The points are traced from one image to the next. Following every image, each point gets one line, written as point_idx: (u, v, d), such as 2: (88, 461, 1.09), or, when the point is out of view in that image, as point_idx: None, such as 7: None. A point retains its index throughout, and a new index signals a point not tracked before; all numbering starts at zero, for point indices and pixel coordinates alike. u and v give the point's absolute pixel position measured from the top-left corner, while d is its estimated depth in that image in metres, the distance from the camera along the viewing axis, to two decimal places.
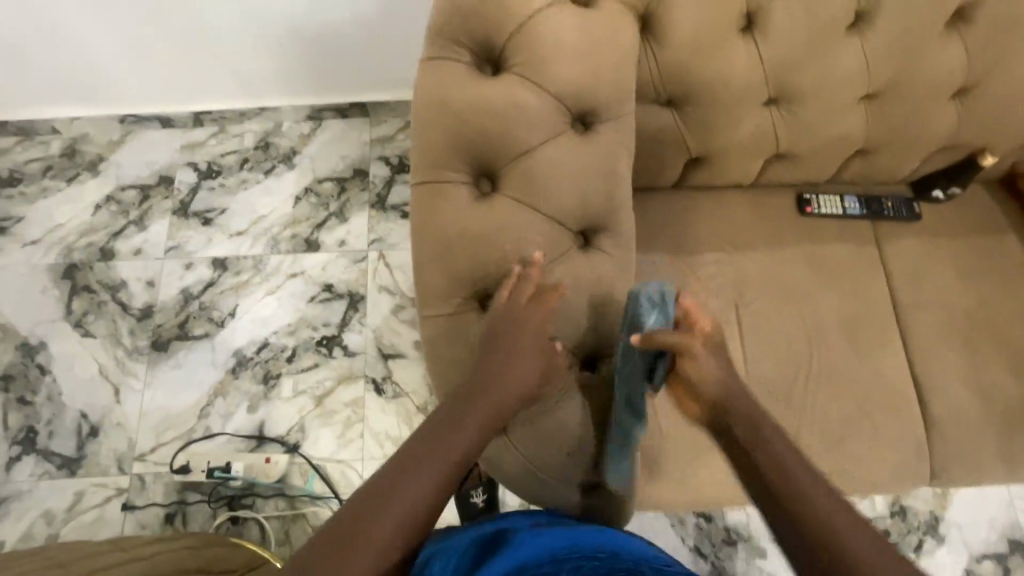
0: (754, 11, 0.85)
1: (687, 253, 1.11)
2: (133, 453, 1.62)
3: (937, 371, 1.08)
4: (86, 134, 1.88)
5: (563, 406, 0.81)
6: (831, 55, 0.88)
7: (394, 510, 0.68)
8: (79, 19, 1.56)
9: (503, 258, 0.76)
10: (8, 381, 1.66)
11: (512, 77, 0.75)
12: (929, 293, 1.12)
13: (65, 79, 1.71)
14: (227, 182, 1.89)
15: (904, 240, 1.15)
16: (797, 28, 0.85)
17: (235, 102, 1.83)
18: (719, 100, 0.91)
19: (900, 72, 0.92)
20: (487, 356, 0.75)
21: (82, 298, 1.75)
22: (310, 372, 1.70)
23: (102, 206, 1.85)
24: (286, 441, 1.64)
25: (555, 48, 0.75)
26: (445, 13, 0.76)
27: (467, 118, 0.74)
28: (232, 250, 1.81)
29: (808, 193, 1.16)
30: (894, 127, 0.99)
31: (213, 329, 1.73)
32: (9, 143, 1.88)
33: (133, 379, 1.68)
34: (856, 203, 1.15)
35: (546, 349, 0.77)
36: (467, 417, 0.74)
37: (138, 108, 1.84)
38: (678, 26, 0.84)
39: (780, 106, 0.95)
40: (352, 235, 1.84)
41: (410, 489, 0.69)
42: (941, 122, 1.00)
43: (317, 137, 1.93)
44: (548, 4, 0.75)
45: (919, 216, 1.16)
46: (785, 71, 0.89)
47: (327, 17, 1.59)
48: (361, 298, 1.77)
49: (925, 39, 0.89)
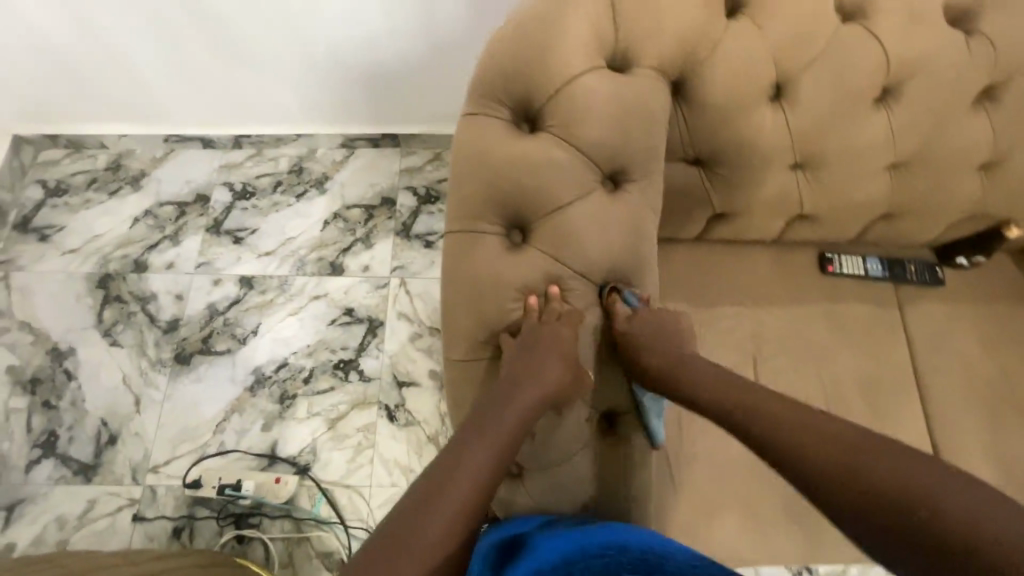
0: (783, 81, 0.87)
1: (707, 305, 1.12)
2: (148, 464, 1.65)
3: (959, 441, 1.06)
4: (131, 150, 1.97)
5: (578, 460, 0.83)
6: (859, 125, 0.90)
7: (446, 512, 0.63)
8: (135, 47, 1.65)
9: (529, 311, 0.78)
10: (35, 384, 1.71)
11: (548, 136, 0.79)
12: (951, 360, 1.11)
13: (118, 99, 1.81)
14: (260, 203, 1.95)
15: (927, 305, 1.15)
16: (827, 100, 0.87)
17: (275, 128, 1.92)
18: (746, 163, 0.93)
19: (927, 145, 0.93)
20: (513, 371, 0.75)
21: (113, 307, 1.81)
22: (325, 395, 1.72)
23: (140, 220, 1.92)
24: (298, 462, 1.65)
25: (591, 111, 0.78)
26: (487, 73, 0.81)
27: (503, 173, 0.78)
28: (260, 269, 1.87)
29: (830, 253, 1.17)
30: (920, 196, 1.01)
31: (235, 346, 1.77)
32: (59, 155, 1.98)
33: (154, 390, 1.72)
34: (877, 265, 1.16)
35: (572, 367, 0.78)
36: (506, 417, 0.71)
37: (183, 129, 1.93)
38: (710, 92, 0.85)
39: (806, 171, 0.97)
40: (376, 261, 1.89)
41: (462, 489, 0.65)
42: (967, 193, 1.01)
43: (349, 165, 2.00)
44: (586, 70, 0.78)
45: (942, 281, 1.16)
46: (812, 139, 0.91)
47: (369, 55, 1.67)
48: (380, 324, 1.81)
49: (955, 114, 0.90)
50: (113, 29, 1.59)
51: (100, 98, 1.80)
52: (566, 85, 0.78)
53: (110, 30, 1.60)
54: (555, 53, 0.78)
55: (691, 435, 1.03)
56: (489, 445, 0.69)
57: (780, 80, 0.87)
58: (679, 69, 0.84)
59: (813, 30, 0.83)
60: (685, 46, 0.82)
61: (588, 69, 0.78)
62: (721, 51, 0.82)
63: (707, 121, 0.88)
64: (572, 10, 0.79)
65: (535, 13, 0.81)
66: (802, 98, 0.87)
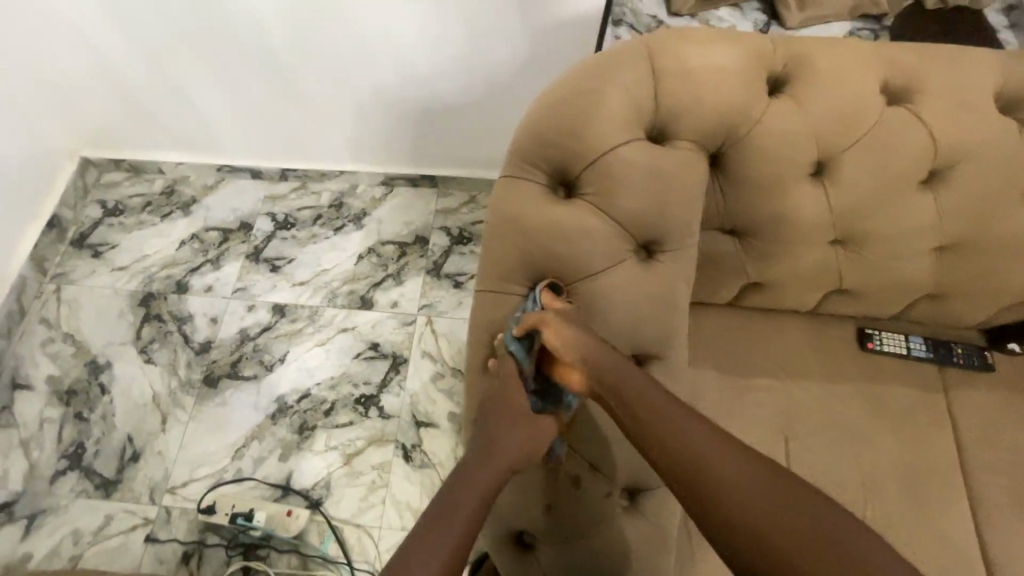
0: (825, 160, 0.86)
1: (737, 375, 1.08)
2: (166, 484, 1.67)
3: (1008, 545, 0.98)
4: (186, 177, 2.09)
5: (599, 538, 0.80)
6: (902, 207, 0.88)
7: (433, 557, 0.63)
8: (200, 85, 1.76)
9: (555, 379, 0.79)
10: (70, 396, 1.77)
11: (584, 204, 0.80)
12: (1001, 454, 1.04)
13: (180, 131, 1.93)
14: (299, 235, 2.02)
15: (974, 392, 1.09)
16: (869, 180, 0.86)
17: (320, 164, 2.01)
18: (782, 237, 0.92)
19: (975, 231, 0.90)
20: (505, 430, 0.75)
21: (151, 326, 1.87)
22: (344, 429, 1.72)
23: (186, 243, 2.01)
24: (311, 495, 1.65)
25: (626, 183, 0.79)
26: (527, 138, 0.83)
27: (536, 238, 0.79)
28: (293, 297, 1.92)
29: (870, 328, 1.13)
30: (967, 279, 0.97)
31: (262, 372, 1.81)
32: (120, 178, 2.10)
33: (181, 411, 1.75)
34: (921, 345, 1.11)
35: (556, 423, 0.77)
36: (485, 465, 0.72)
37: (236, 161, 2.03)
38: (749, 167, 0.85)
39: (846, 247, 0.95)
40: (405, 298, 1.92)
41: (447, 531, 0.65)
42: (1018, 280, 0.96)
43: (387, 202, 2.06)
44: (626, 142, 0.80)
45: (991, 367, 1.10)
46: (852, 217, 0.90)
47: (416, 100, 1.74)
48: (404, 360, 1.82)
49: (1007, 202, 0.87)
50: (181, 68, 1.71)
51: (162, 128, 1.93)
52: (602, 155, 0.80)
53: (179, 68, 1.71)
54: (595, 123, 0.80)
55: None
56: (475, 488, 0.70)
57: (821, 159, 0.86)
58: (718, 143, 0.84)
59: (858, 111, 0.82)
60: (725, 121, 0.82)
61: (626, 140, 0.80)
62: (762, 128, 0.83)
63: (745, 193, 0.87)
64: (614, 83, 0.81)
65: (577, 83, 0.83)
66: (844, 177, 0.86)
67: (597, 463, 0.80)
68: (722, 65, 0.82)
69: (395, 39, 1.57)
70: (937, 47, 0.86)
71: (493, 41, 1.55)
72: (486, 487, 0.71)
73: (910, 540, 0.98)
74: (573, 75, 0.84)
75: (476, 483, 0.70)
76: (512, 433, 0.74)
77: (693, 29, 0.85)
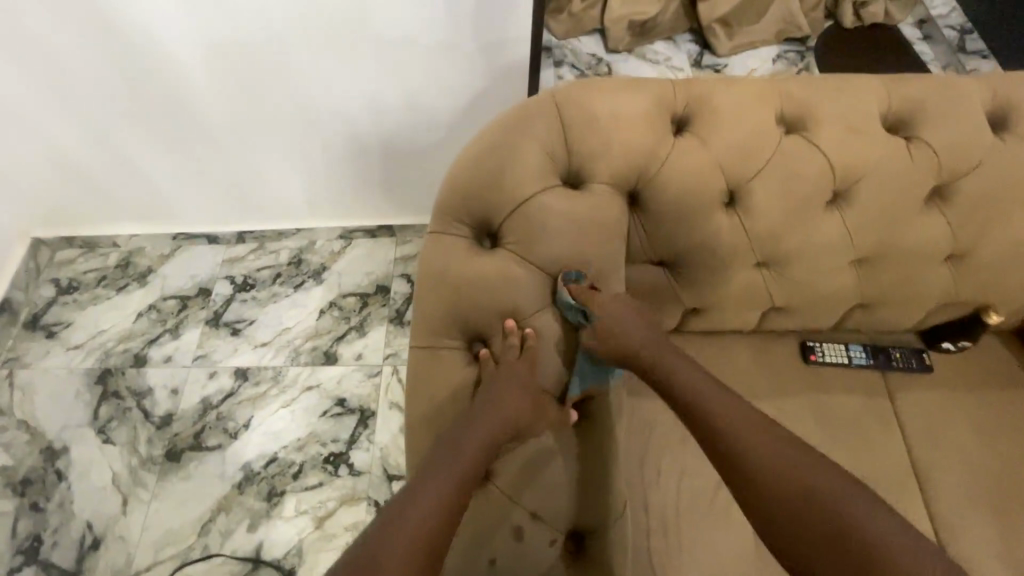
0: (736, 189, 0.90)
1: None
2: (129, 569, 1.60)
3: (966, 545, 0.99)
4: (141, 248, 2.07)
5: None
6: (814, 227, 0.92)
7: (418, 519, 0.67)
8: (145, 161, 1.76)
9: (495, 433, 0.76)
10: (25, 486, 1.70)
11: (507, 254, 0.83)
12: (950, 453, 1.06)
13: (130, 205, 1.92)
14: (259, 295, 2.01)
15: (917, 393, 1.11)
16: (779, 205, 0.90)
17: (275, 224, 2.02)
18: (708, 264, 0.95)
19: (887, 243, 0.94)
20: (473, 419, 0.77)
21: (110, 403, 1.83)
22: (314, 491, 1.68)
23: (144, 314, 1.99)
24: (283, 565, 1.59)
25: (545, 229, 0.82)
26: (449, 194, 0.86)
27: (462, 290, 0.81)
28: (255, 360, 1.89)
29: (811, 340, 1.16)
30: (890, 288, 1.01)
31: (226, 441, 1.76)
32: (73, 255, 2.08)
33: (142, 489, 1.69)
34: (861, 352, 1.14)
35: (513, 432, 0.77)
36: (463, 442, 0.75)
37: (191, 228, 2.03)
38: (664, 204, 0.89)
39: (770, 268, 0.98)
40: (370, 349, 1.91)
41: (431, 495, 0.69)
42: (936, 284, 1.01)
43: (347, 254, 2.07)
44: (543, 189, 0.83)
45: (930, 368, 1.13)
46: (770, 242, 0.93)
47: (364, 157, 1.77)
48: (371, 414, 1.79)
49: (909, 214, 0.92)
50: (127, 145, 1.71)
51: (112, 204, 1.92)
52: (519, 207, 0.83)
53: (124, 146, 1.72)
54: (511, 176, 0.83)
55: (678, 545, 0.97)
56: (456, 466, 0.72)
57: (732, 189, 0.90)
58: (632, 183, 0.88)
59: (758, 143, 0.87)
60: (636, 162, 0.86)
61: (542, 190, 0.83)
62: (670, 165, 0.87)
63: (665, 227, 0.91)
64: (525, 137, 0.85)
65: (492, 138, 0.86)
66: (756, 205, 0.90)
67: (538, 509, 0.80)
68: (626, 110, 0.86)
69: (337, 102, 1.60)
70: (825, 77, 0.92)
71: (431, 96, 1.59)
72: (434, 502, 0.68)
73: None
74: (487, 131, 0.88)
75: (422, 498, 0.68)
76: (466, 442, 0.75)
77: (597, 79, 0.90)
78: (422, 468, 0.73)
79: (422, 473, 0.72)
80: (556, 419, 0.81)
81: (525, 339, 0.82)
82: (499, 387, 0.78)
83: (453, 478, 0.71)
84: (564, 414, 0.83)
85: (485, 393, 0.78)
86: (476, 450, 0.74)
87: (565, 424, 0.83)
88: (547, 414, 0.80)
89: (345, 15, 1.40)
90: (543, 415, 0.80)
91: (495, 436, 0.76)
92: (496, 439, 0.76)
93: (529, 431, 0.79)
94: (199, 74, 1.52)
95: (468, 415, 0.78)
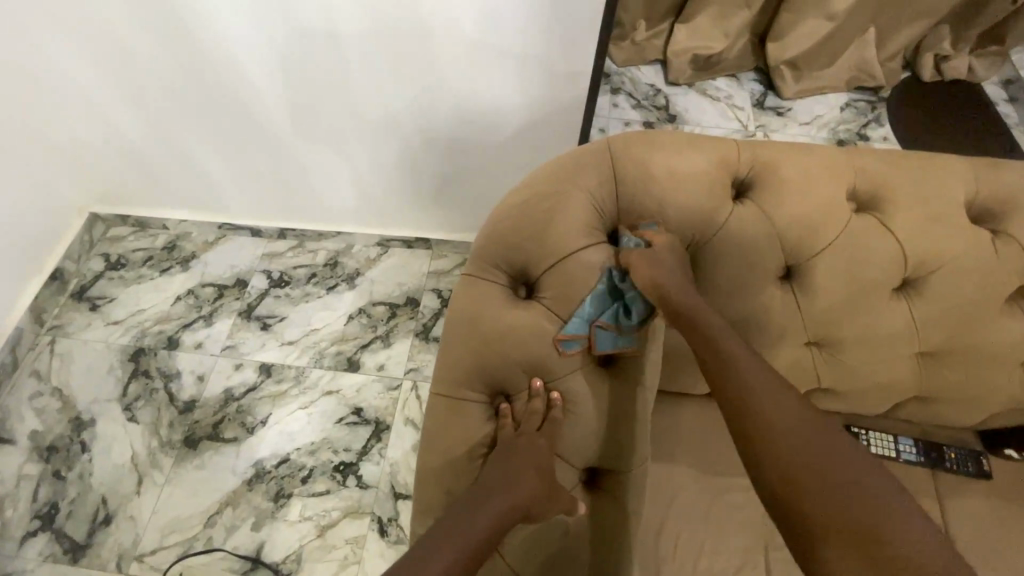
0: (794, 265, 0.84)
1: (713, 474, 1.03)
2: (135, 551, 1.62)
3: None
4: (188, 233, 2.14)
5: None
6: (876, 313, 0.85)
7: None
8: (201, 151, 1.81)
9: (513, 507, 0.71)
10: (51, 453, 1.76)
11: (541, 307, 0.79)
12: None
13: (182, 192, 1.98)
14: (292, 293, 2.04)
15: (971, 501, 1.02)
16: (839, 287, 0.83)
17: (317, 226, 2.04)
18: (754, 338, 0.89)
19: (956, 340, 0.86)
20: (491, 481, 0.73)
21: (139, 381, 1.88)
22: (320, 498, 1.68)
23: (182, 298, 2.04)
24: (281, 570, 1.59)
25: (584, 287, 0.77)
26: (489, 237, 0.83)
27: (491, 342, 0.78)
28: (281, 357, 1.92)
29: (857, 427, 1.07)
30: (953, 385, 0.92)
31: (243, 434, 1.78)
32: (125, 232, 2.16)
33: (158, 472, 1.73)
34: (911, 447, 1.05)
35: (531, 509, 0.72)
36: (484, 505, 0.71)
37: (236, 220, 2.07)
38: (715, 270, 0.83)
39: (822, 348, 0.91)
40: (392, 360, 1.90)
41: (442, 554, 0.65)
42: (1008, 387, 0.92)
43: (382, 262, 2.08)
44: (588, 244, 0.79)
45: (989, 474, 1.03)
46: (824, 323, 0.87)
47: (410, 170, 1.78)
48: (386, 427, 1.78)
49: (988, 312, 0.84)
50: (186, 137, 1.77)
51: (165, 189, 1.98)
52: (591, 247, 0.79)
53: (184, 137, 1.77)
54: (556, 227, 0.79)
55: None
56: (474, 527, 0.68)
57: (790, 264, 0.84)
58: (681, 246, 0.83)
59: (826, 220, 0.81)
60: (689, 226, 0.81)
61: (586, 247, 0.79)
62: (727, 231, 0.81)
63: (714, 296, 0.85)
64: (576, 186, 0.81)
65: (541, 183, 0.83)
66: (814, 283, 0.84)
67: None
68: (685, 171, 0.81)
69: (388, 115, 1.61)
70: (907, 155, 0.85)
71: (481, 117, 1.58)
72: None
73: None
74: (537, 175, 0.84)
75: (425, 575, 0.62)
76: (480, 514, 0.70)
77: (658, 133, 0.86)
78: (429, 535, 0.68)
79: (428, 542, 0.66)
80: (566, 506, 0.77)
81: (549, 402, 0.78)
82: (518, 458, 0.74)
83: (466, 549, 0.66)
84: (573, 501, 0.78)
85: (501, 454, 0.75)
86: (489, 524, 0.69)
87: (572, 514, 0.78)
88: (561, 496, 0.76)
89: (408, 33, 1.39)
90: (559, 492, 0.76)
91: (511, 514, 0.71)
92: (515, 510, 0.71)
93: (541, 512, 0.74)
94: (261, 77, 1.55)
95: (489, 475, 0.74)
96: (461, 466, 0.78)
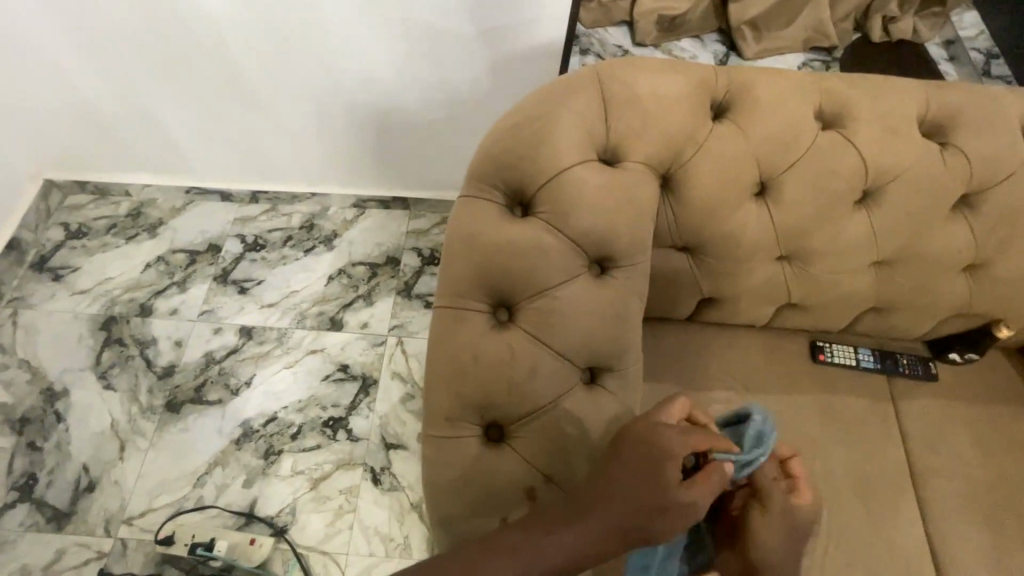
0: (767, 181, 0.91)
1: (695, 388, 1.12)
2: (122, 515, 1.61)
3: (957, 549, 1.02)
4: (153, 199, 2.06)
5: None
6: (839, 225, 0.93)
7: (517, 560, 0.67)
8: (164, 110, 1.75)
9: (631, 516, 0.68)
10: (23, 424, 1.71)
11: (538, 222, 0.83)
12: (945, 461, 1.09)
13: (146, 154, 1.90)
14: (269, 256, 2.01)
15: (921, 400, 1.14)
16: (807, 200, 0.91)
17: (290, 187, 2.01)
18: (732, 254, 0.96)
19: (908, 248, 0.96)
20: (620, 476, 0.71)
21: (113, 350, 1.83)
22: (312, 453, 1.69)
23: (152, 265, 1.98)
24: (276, 523, 1.61)
25: (578, 199, 0.82)
26: (485, 160, 0.86)
27: (492, 254, 0.81)
28: (261, 320, 1.90)
29: (821, 341, 1.18)
30: (906, 292, 1.02)
31: (227, 397, 1.77)
32: (85, 200, 2.07)
33: (141, 437, 1.70)
34: (869, 356, 1.16)
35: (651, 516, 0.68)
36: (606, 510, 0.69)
37: (204, 183, 2.02)
38: (696, 187, 0.89)
39: (791, 263, 0.99)
40: (375, 319, 1.91)
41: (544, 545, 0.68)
42: (952, 292, 1.02)
43: (359, 223, 2.07)
44: (580, 161, 0.83)
45: (935, 377, 1.15)
46: (795, 237, 0.94)
47: (387, 129, 1.76)
48: (373, 382, 1.81)
49: (935, 221, 0.93)
50: (149, 94, 1.70)
51: (128, 151, 1.90)
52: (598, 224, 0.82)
53: (147, 96, 1.70)
54: (549, 146, 0.83)
55: None
56: (585, 530, 0.68)
57: (763, 181, 0.91)
58: (664, 166, 0.88)
59: (795, 137, 0.88)
60: (673, 145, 0.86)
61: (579, 162, 0.83)
62: (706, 150, 0.87)
63: (695, 213, 0.91)
64: (566, 108, 0.85)
65: (532, 107, 0.87)
66: (786, 197, 0.91)
67: (552, 474, 0.82)
68: (668, 93, 0.86)
69: (363, 68, 1.58)
70: (867, 78, 0.93)
71: (459, 70, 1.58)
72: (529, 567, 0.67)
73: (861, 550, 1.01)
74: (529, 99, 0.88)
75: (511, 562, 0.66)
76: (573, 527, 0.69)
77: (640, 59, 0.90)
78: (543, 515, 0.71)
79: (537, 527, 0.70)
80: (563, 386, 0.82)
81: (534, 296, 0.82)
82: (655, 472, 0.69)
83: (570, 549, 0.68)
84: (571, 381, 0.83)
85: (616, 466, 0.71)
86: (602, 530, 0.68)
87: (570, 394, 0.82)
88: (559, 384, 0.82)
89: None
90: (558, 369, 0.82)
91: (609, 537, 0.68)
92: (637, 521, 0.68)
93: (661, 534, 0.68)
94: (229, 29, 1.51)
95: (628, 470, 0.70)
96: (466, 372, 0.80)
